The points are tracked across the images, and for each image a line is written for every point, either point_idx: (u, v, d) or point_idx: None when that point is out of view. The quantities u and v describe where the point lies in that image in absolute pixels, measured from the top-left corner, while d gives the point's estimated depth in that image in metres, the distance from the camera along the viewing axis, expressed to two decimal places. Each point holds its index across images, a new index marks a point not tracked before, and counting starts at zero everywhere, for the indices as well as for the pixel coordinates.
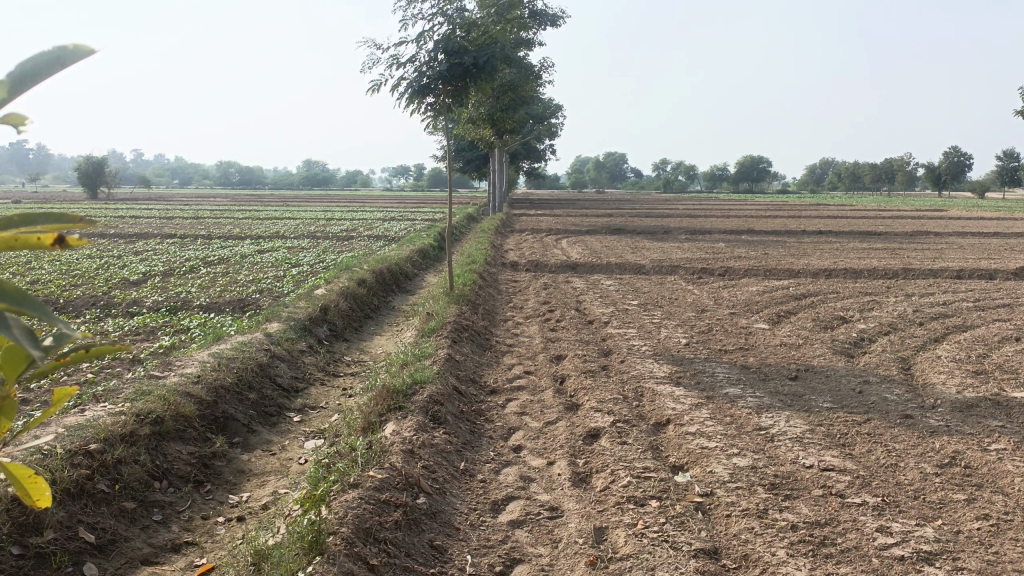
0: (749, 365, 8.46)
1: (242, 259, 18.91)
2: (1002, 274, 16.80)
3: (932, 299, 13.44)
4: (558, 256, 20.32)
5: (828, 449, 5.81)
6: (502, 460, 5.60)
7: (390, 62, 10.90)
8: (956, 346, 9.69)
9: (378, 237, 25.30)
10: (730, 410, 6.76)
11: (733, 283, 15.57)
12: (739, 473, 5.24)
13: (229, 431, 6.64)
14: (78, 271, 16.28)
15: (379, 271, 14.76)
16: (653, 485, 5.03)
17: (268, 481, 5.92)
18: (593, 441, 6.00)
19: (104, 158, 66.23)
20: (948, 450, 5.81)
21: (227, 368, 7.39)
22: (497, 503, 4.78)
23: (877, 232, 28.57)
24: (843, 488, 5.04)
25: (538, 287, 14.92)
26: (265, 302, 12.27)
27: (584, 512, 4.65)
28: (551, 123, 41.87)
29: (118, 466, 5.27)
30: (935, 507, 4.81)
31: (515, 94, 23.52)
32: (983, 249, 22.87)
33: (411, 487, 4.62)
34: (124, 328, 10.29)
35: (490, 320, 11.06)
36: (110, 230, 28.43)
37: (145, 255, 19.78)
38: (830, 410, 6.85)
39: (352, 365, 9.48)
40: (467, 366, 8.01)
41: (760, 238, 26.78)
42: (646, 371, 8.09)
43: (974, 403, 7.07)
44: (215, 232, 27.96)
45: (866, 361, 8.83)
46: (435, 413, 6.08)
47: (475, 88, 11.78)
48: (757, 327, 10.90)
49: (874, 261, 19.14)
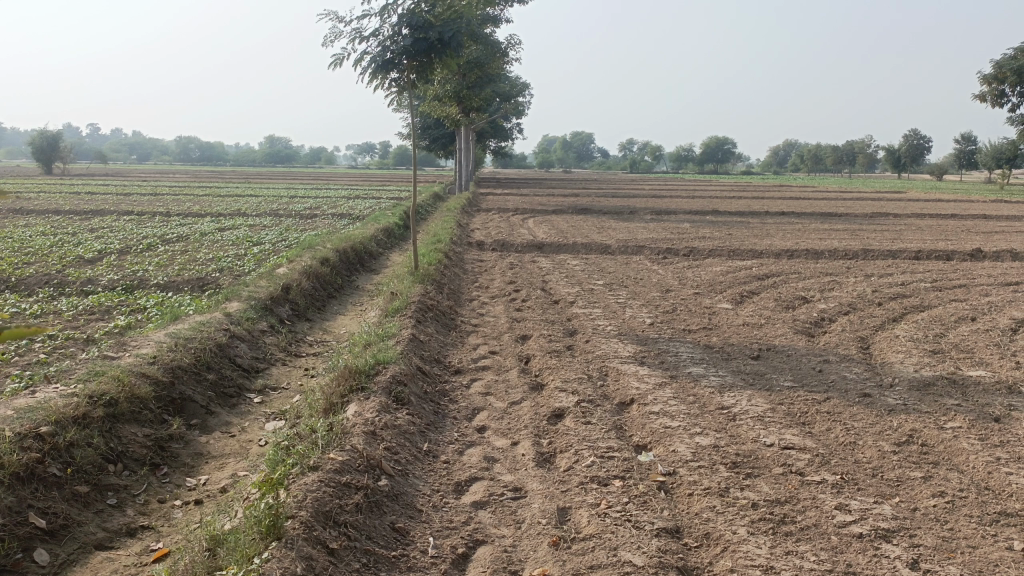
0: (712, 345, 8.51)
1: (202, 237, 18.55)
2: (958, 255, 17.14)
3: (891, 279, 13.67)
4: (524, 235, 20.27)
5: (789, 427, 5.87)
6: (466, 441, 5.56)
7: (352, 36, 10.66)
8: (913, 325, 9.87)
9: (342, 215, 24.99)
10: (693, 390, 6.79)
11: (697, 264, 15.67)
12: (701, 453, 5.27)
13: (186, 413, 6.50)
14: (31, 248, 15.80)
15: (343, 250, 14.57)
16: (616, 465, 5.03)
17: (227, 463, 5.81)
18: (557, 421, 5.98)
19: (59, 132, 64.43)
20: (905, 428, 5.91)
21: (184, 348, 7.22)
22: (460, 484, 4.74)
23: (838, 213, 28.99)
24: (803, 466, 5.09)
25: (504, 267, 14.87)
26: (226, 281, 12.04)
27: (547, 493, 4.63)
28: (518, 102, 41.66)
29: (70, 449, 5.11)
30: (893, 485, 4.89)
31: (482, 71, 23.29)
32: (940, 230, 23.32)
33: (373, 469, 4.55)
34: (78, 307, 10.01)
35: (455, 300, 10.98)
36: (66, 207, 27.66)
37: (100, 233, 19.31)
38: (791, 389, 6.92)
39: (314, 345, 9.35)
40: (431, 346, 7.94)
41: (724, 219, 26.99)
42: (611, 351, 8.10)
43: (931, 381, 7.21)
44: (175, 210, 27.36)
45: (826, 340, 8.95)
46: (398, 394, 6.00)
47: (441, 64, 11.61)
48: (721, 307, 10.99)
49: (835, 242, 19.41)
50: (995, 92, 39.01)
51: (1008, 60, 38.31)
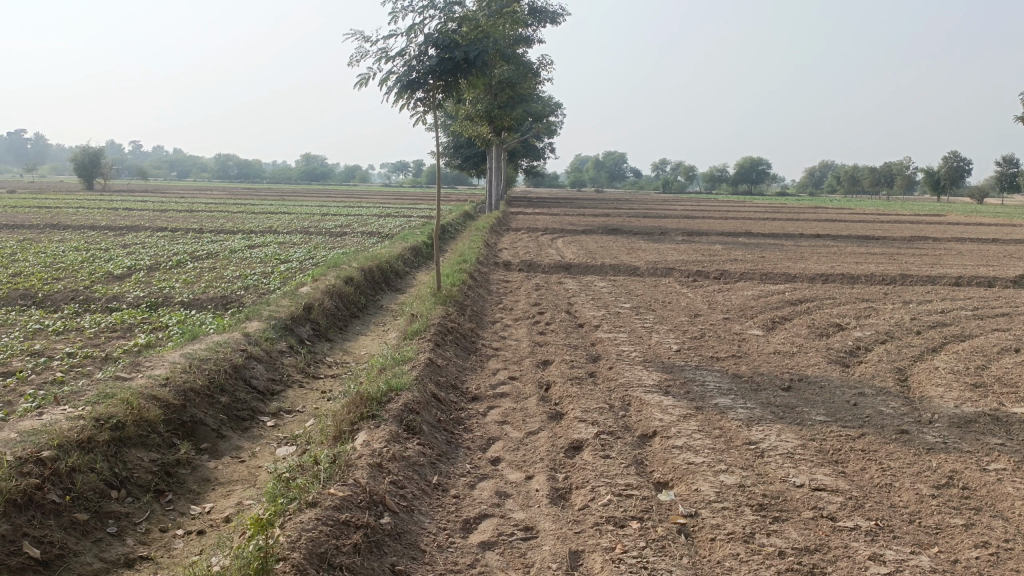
0: (741, 374, 8.19)
1: (231, 254, 18.64)
2: (1000, 281, 16.58)
3: (930, 307, 13.20)
4: (552, 256, 20.06)
5: (820, 466, 5.55)
6: (478, 473, 5.33)
7: (378, 55, 10.59)
8: (953, 357, 9.44)
9: (371, 234, 25.04)
10: (719, 422, 6.49)
11: (728, 288, 15.31)
12: (726, 493, 4.98)
13: (196, 437, 6.37)
14: (62, 264, 15.96)
15: (369, 269, 14.49)
16: (635, 504, 4.77)
17: (234, 490, 5.66)
18: (575, 454, 5.73)
19: (100, 149, 65.97)
20: (945, 469, 5.56)
21: (198, 370, 7.10)
22: (468, 522, 4.52)
23: (874, 236, 28.35)
24: (835, 510, 4.78)
25: (530, 288, 14.67)
26: (249, 299, 11.99)
27: (560, 533, 4.38)
28: (550, 121, 41.64)
29: (72, 475, 4.97)
30: (931, 532, 4.56)
31: (512, 91, 23.27)
32: (981, 255, 22.61)
33: (376, 506, 4.35)
34: (100, 324, 9.99)
35: (477, 322, 10.79)
36: (102, 222, 28.09)
37: (132, 249, 19.50)
38: (823, 423, 6.59)
39: (333, 367, 9.21)
40: (449, 371, 7.74)
41: (757, 241, 26.54)
42: (635, 379, 7.83)
43: (973, 418, 6.82)
44: (208, 226, 27.68)
45: (861, 371, 8.58)
46: (410, 422, 5.81)
47: (467, 84, 11.49)
48: (751, 333, 10.65)
49: (872, 267, 18.89)
50: None
51: None
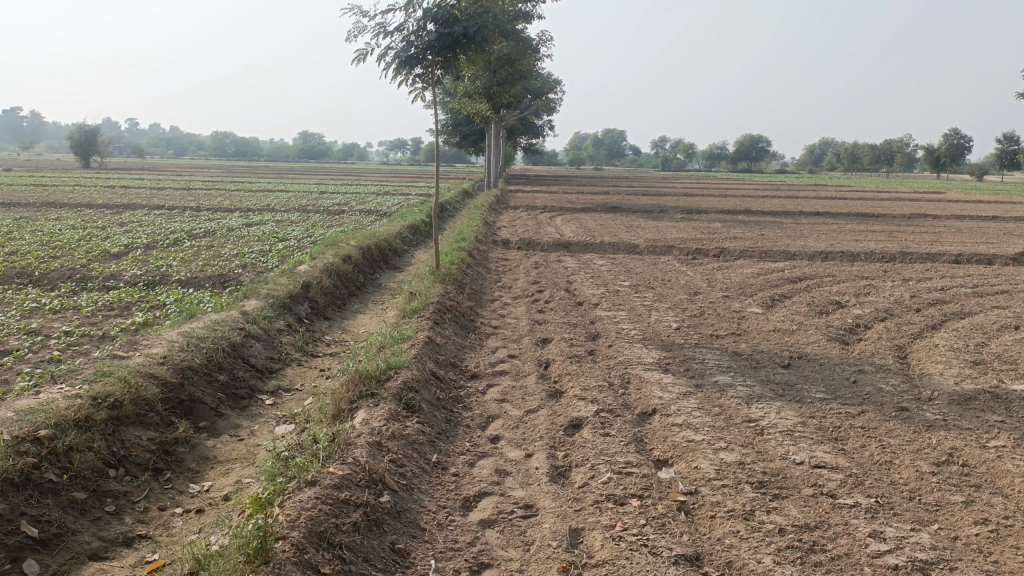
0: (741, 352, 8.17)
1: (228, 232, 18.56)
2: (1000, 259, 16.53)
3: (930, 284, 13.17)
4: (551, 234, 19.99)
5: (819, 444, 5.54)
6: (477, 452, 5.31)
7: (376, 30, 10.46)
8: (953, 334, 9.42)
9: (369, 212, 24.93)
10: (719, 400, 6.47)
11: (727, 265, 15.27)
12: (725, 470, 4.97)
13: (195, 416, 6.36)
14: (59, 242, 15.90)
15: (367, 247, 14.42)
16: (635, 482, 4.76)
17: (233, 469, 5.65)
18: (575, 432, 5.72)
19: (96, 127, 65.61)
20: (944, 446, 5.55)
21: (195, 349, 7.07)
22: (468, 500, 4.51)
23: (873, 214, 28.27)
24: (835, 488, 4.77)
25: (528, 266, 14.63)
26: (246, 277, 11.94)
27: (560, 511, 4.38)
28: (549, 98, 41.36)
29: (69, 454, 4.96)
30: (931, 509, 4.56)
31: (511, 67, 23.07)
32: (982, 232, 22.56)
33: (375, 484, 4.33)
34: (98, 303, 9.95)
35: (476, 301, 10.75)
36: (99, 200, 27.98)
37: (129, 227, 19.41)
38: (823, 401, 6.57)
39: (331, 345, 9.18)
40: (448, 349, 7.70)
41: (756, 219, 26.46)
42: (634, 357, 7.81)
43: (972, 395, 6.81)
44: (205, 204, 27.57)
45: (861, 349, 8.56)
46: (409, 401, 5.78)
47: (466, 60, 11.36)
48: (750, 311, 10.62)
49: (871, 244, 18.83)
50: None
51: None
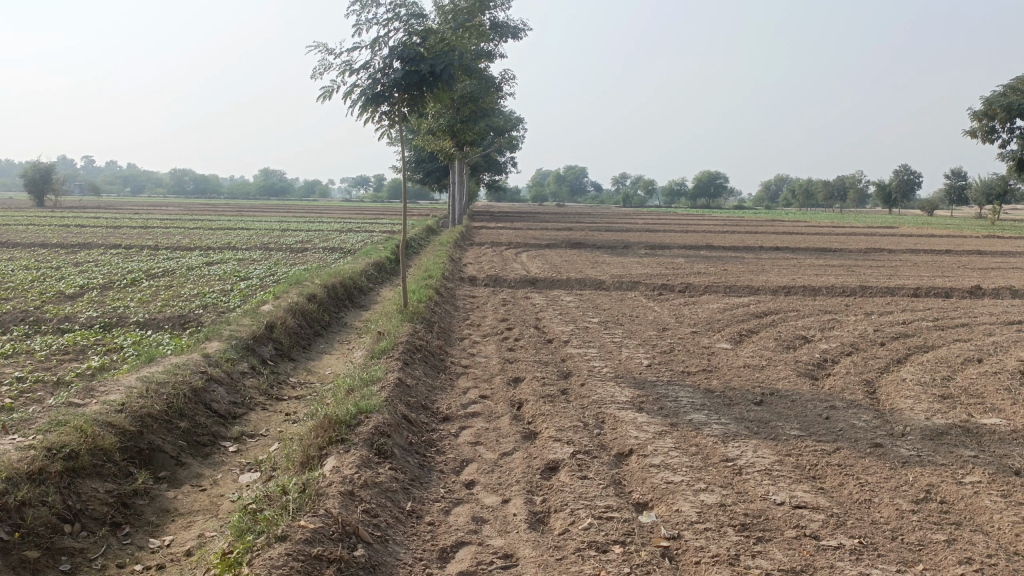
0: (713, 389, 8.14)
1: (188, 271, 18.18)
2: (957, 292, 16.90)
3: (892, 318, 13.39)
4: (517, 271, 19.97)
5: (798, 483, 5.49)
6: (452, 498, 5.15)
7: (342, 68, 10.41)
8: (919, 367, 9.53)
9: (333, 249, 24.70)
10: (695, 439, 6.41)
11: (693, 301, 15.36)
12: (707, 513, 4.87)
13: (154, 465, 6.09)
14: (11, 283, 15.39)
15: (332, 286, 14.22)
16: (616, 527, 4.64)
17: (195, 521, 5.40)
18: (552, 476, 5.59)
19: (51, 164, 64.44)
20: (921, 483, 5.54)
21: (156, 394, 6.81)
22: (445, 551, 4.34)
23: (832, 249, 28.81)
24: (817, 529, 4.71)
25: (496, 303, 14.54)
26: (208, 318, 11.65)
27: (540, 561, 4.23)
28: (512, 136, 41.72)
29: (21, 509, 4.68)
30: (914, 549, 4.51)
31: (475, 105, 23.21)
32: (937, 266, 23.10)
33: (349, 537, 4.15)
34: (51, 346, 9.59)
35: (444, 339, 10.60)
36: (53, 239, 27.29)
37: (85, 267, 18.91)
38: (798, 438, 6.54)
39: (297, 387, 8.94)
40: (419, 391, 7.54)
41: (719, 254, 26.78)
42: (607, 395, 7.72)
43: (944, 430, 6.84)
44: (164, 243, 27.06)
45: (831, 384, 8.59)
46: (381, 446, 5.61)
47: (432, 97, 11.36)
48: (720, 347, 10.64)
49: (832, 279, 19.15)
50: (984, 129, 39.24)
51: (998, 96, 38.48)
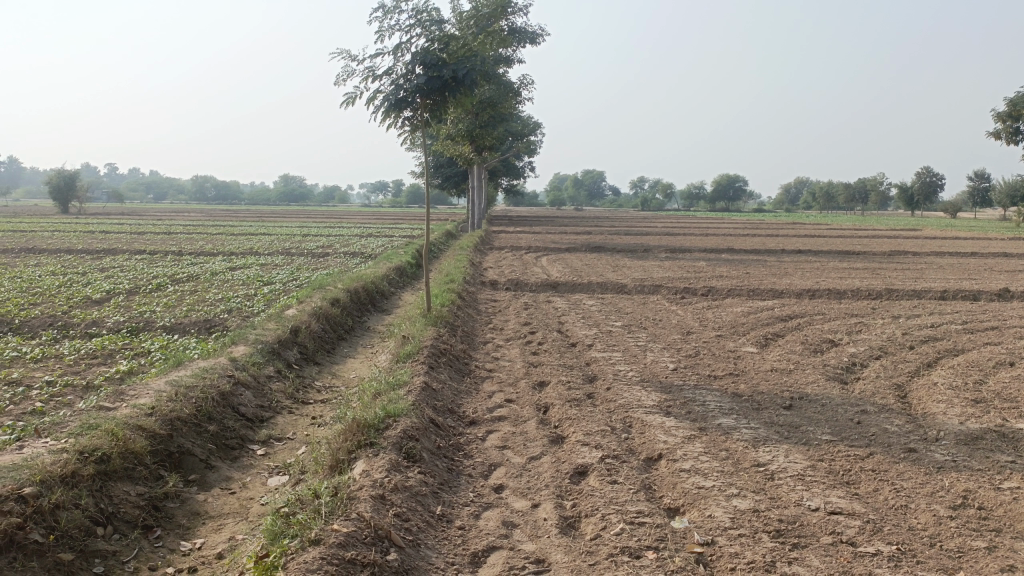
0: (741, 393, 8.05)
1: (212, 276, 18.32)
2: (986, 295, 16.64)
3: (919, 321, 13.19)
4: (538, 274, 19.93)
5: (832, 488, 5.41)
6: (482, 502, 5.13)
7: (365, 74, 10.45)
8: (950, 371, 9.38)
9: (354, 254, 24.80)
10: (725, 444, 6.33)
11: (716, 304, 15.25)
12: (740, 519, 4.81)
13: (184, 469, 6.11)
14: (39, 289, 15.59)
15: (355, 290, 14.27)
16: (649, 533, 4.58)
17: (226, 524, 5.41)
18: (581, 480, 5.54)
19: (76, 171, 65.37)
20: (958, 489, 5.43)
21: (184, 398, 6.84)
22: (477, 555, 4.31)
23: (855, 251, 28.51)
24: (854, 535, 4.63)
25: (518, 307, 14.52)
26: (233, 323, 11.71)
27: (574, 566, 4.19)
28: (531, 140, 41.72)
29: (55, 512, 4.71)
30: (954, 556, 4.42)
31: (494, 110, 23.23)
32: (963, 269, 22.79)
33: (381, 541, 4.13)
34: (80, 351, 9.69)
35: (468, 343, 10.59)
36: (79, 245, 27.65)
37: (111, 272, 19.12)
38: (830, 443, 6.45)
39: (322, 391, 8.96)
40: (445, 395, 7.53)
41: (740, 257, 26.59)
42: (634, 399, 7.66)
43: (979, 435, 6.72)
44: (187, 248, 27.33)
45: (861, 388, 8.47)
46: (410, 450, 5.59)
47: (455, 102, 11.38)
48: (745, 351, 10.54)
49: (857, 282, 18.92)
50: (1009, 129, 38.65)
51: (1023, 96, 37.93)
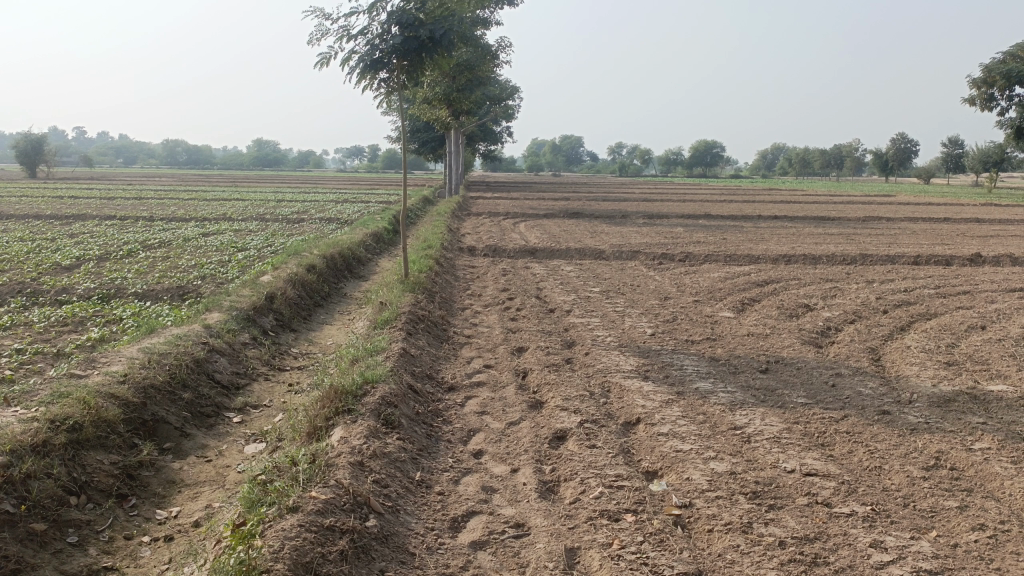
0: (718, 357, 8.10)
1: (185, 242, 18.04)
2: (958, 259, 16.85)
3: (893, 286, 13.32)
4: (516, 240, 19.82)
5: (808, 450, 5.47)
6: (461, 468, 5.12)
7: (340, 34, 10.20)
8: (923, 335, 9.50)
9: (330, 220, 24.53)
10: (702, 407, 6.37)
11: (694, 269, 15.30)
12: (718, 481, 4.84)
13: (159, 436, 6.04)
14: (6, 255, 15.24)
15: (331, 256, 14.13)
16: (628, 496, 4.61)
17: (201, 492, 5.37)
18: (560, 445, 5.55)
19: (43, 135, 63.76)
20: (930, 450, 5.51)
21: (158, 365, 6.74)
22: (456, 520, 4.31)
23: (830, 217, 28.72)
24: (829, 496, 4.68)
25: (496, 273, 14.47)
26: (207, 289, 11.55)
27: (553, 530, 4.20)
28: (509, 105, 41.32)
29: (26, 482, 4.63)
30: (926, 516, 4.49)
31: (471, 74, 22.90)
32: (936, 234, 23.06)
33: (360, 508, 4.11)
34: (50, 318, 9.50)
35: (446, 309, 10.53)
36: (47, 211, 27.03)
37: (80, 238, 18.75)
38: (805, 406, 6.51)
39: (299, 358, 8.89)
40: (423, 361, 7.48)
41: (717, 223, 26.65)
42: (612, 364, 7.68)
43: (951, 397, 6.82)
44: (159, 214, 26.80)
45: (836, 351, 8.56)
46: (388, 417, 5.56)
47: (431, 64, 11.16)
48: (722, 315, 10.60)
49: (832, 247, 19.08)
50: (984, 95, 38.90)
51: (997, 63, 38.16)
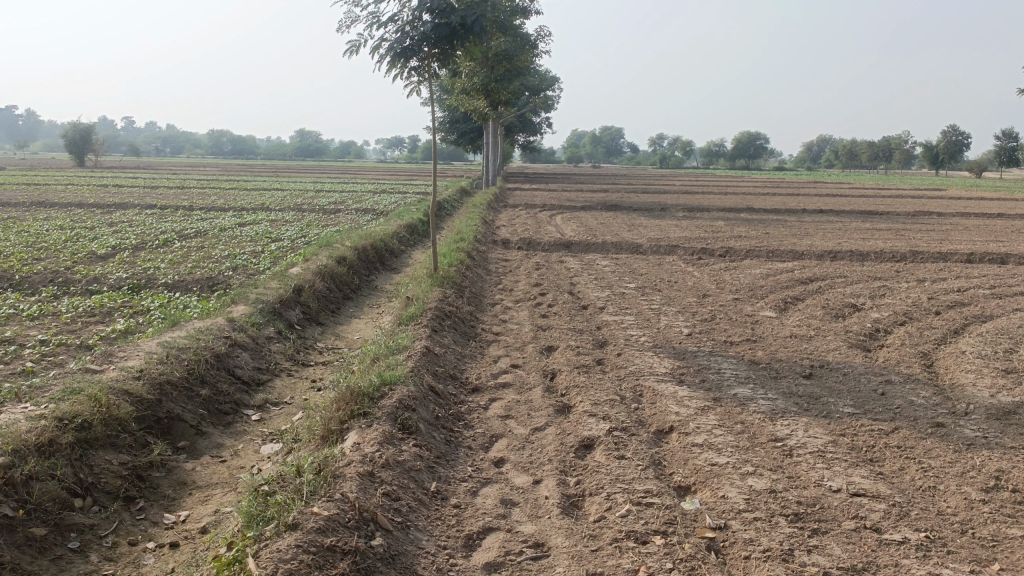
0: (758, 361, 7.68)
1: (220, 232, 18.02)
2: (1014, 258, 16.03)
3: (946, 285, 12.65)
4: (552, 233, 19.47)
5: (855, 466, 5.06)
6: (480, 478, 4.83)
7: (369, 21, 9.95)
8: (978, 339, 8.93)
9: (366, 210, 24.39)
10: (740, 416, 5.98)
11: (734, 266, 14.78)
12: (756, 500, 4.48)
13: (173, 435, 5.87)
14: (44, 243, 15.35)
15: (362, 248, 13.93)
16: (657, 515, 4.27)
17: (212, 495, 5.16)
18: (586, 454, 5.23)
19: (91, 126, 65.08)
20: (989, 468, 5.07)
21: (176, 361, 6.56)
22: (471, 538, 4.03)
23: (878, 211, 27.77)
24: (878, 521, 4.29)
25: (530, 267, 14.14)
26: (236, 281, 11.42)
27: (574, 552, 3.89)
28: (548, 95, 40.86)
29: (28, 484, 4.45)
30: (988, 546, 4.08)
31: (510, 63, 22.52)
32: (989, 230, 22.14)
33: (366, 525, 3.86)
34: (78, 308, 9.44)
35: (475, 305, 10.24)
36: (90, 199, 27.41)
37: (119, 227, 18.85)
38: (851, 416, 6.08)
39: (324, 353, 8.68)
40: (447, 360, 7.19)
41: (760, 217, 25.93)
42: (646, 366, 7.32)
43: (1012, 409, 6.33)
44: (198, 203, 27.01)
45: (885, 356, 8.08)
46: (405, 421, 5.29)
47: (464, 52, 10.86)
48: (764, 315, 10.13)
49: (880, 243, 18.35)
50: None
51: None
